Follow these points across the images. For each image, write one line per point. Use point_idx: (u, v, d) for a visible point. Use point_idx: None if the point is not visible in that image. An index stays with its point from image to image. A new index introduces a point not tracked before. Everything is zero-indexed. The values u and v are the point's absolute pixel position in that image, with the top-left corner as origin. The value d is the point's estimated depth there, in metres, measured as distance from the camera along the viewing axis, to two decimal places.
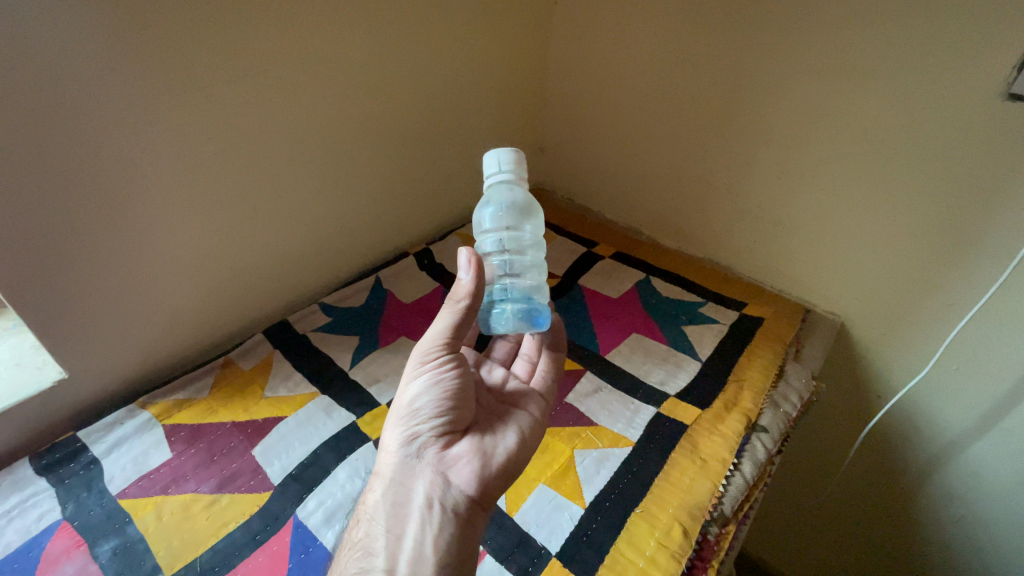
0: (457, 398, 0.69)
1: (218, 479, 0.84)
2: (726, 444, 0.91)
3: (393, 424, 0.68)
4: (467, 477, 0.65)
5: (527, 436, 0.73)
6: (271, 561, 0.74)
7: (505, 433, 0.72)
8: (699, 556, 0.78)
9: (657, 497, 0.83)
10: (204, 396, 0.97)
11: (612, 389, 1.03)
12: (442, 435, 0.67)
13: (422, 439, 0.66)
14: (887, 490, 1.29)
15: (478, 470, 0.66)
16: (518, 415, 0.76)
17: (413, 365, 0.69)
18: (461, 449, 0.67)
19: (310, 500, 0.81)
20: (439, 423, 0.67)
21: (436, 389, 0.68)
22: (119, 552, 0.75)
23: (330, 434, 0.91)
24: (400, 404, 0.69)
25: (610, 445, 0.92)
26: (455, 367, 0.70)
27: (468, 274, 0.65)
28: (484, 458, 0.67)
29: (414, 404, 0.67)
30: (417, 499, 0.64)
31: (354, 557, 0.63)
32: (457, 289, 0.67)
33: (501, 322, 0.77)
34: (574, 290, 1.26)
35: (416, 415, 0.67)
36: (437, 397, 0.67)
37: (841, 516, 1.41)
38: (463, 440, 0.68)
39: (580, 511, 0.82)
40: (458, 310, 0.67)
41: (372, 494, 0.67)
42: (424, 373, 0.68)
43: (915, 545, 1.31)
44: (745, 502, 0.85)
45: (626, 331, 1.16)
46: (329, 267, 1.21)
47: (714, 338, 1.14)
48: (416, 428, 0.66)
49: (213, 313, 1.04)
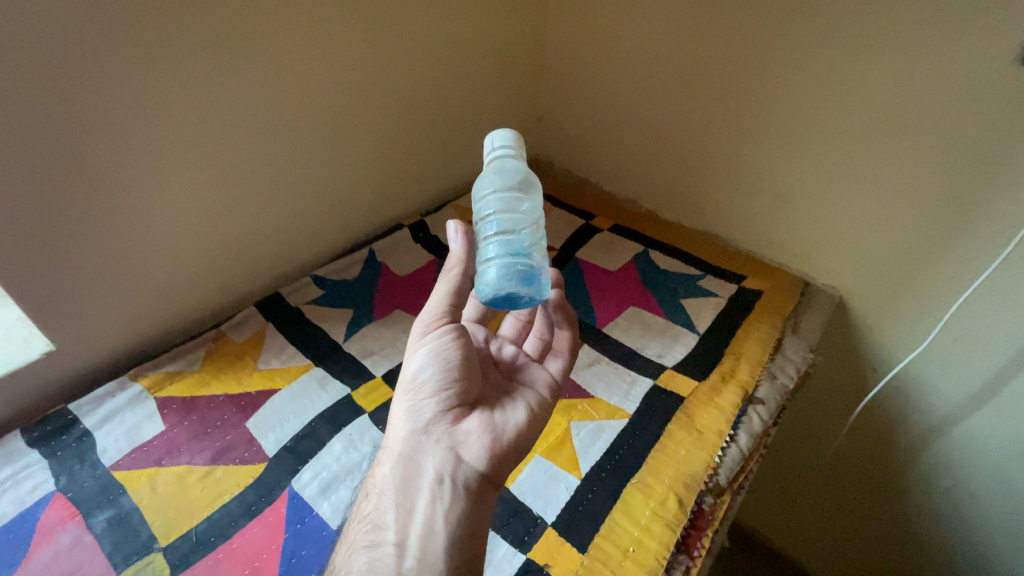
0: (463, 370, 0.67)
1: (212, 451, 0.83)
2: (723, 416, 0.90)
3: (400, 399, 0.67)
4: (477, 453, 0.64)
5: (536, 411, 0.72)
6: (268, 532, 0.74)
7: (514, 408, 0.70)
8: (695, 525, 0.78)
9: (653, 468, 0.83)
10: (196, 369, 0.96)
11: (609, 362, 1.02)
12: (452, 408, 0.66)
13: (428, 414, 0.65)
14: (882, 460, 1.30)
15: (488, 447, 0.65)
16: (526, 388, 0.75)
17: (414, 337, 0.68)
18: (471, 425, 0.65)
19: (305, 472, 0.81)
20: (445, 398, 0.66)
21: (440, 361, 0.66)
22: (115, 523, 0.74)
23: (325, 407, 0.90)
24: (404, 378, 0.68)
25: (606, 417, 0.91)
26: (458, 337, 0.69)
27: (456, 241, 0.66)
28: (494, 434, 0.66)
29: (418, 378, 0.66)
30: (427, 475, 0.63)
31: (364, 529, 0.64)
32: (449, 257, 0.68)
33: (488, 283, 0.67)
34: (573, 264, 1.24)
35: (422, 389, 0.66)
36: (441, 370, 0.66)
37: (841, 487, 1.41)
38: (473, 415, 0.67)
39: (576, 481, 0.82)
40: (451, 278, 0.68)
41: (382, 468, 0.66)
42: (427, 345, 0.67)
43: (906, 515, 1.32)
44: (741, 473, 0.85)
45: (623, 305, 1.14)
46: (322, 239, 1.18)
47: (712, 312, 1.13)
48: (421, 403, 0.65)
49: (203, 287, 1.02)
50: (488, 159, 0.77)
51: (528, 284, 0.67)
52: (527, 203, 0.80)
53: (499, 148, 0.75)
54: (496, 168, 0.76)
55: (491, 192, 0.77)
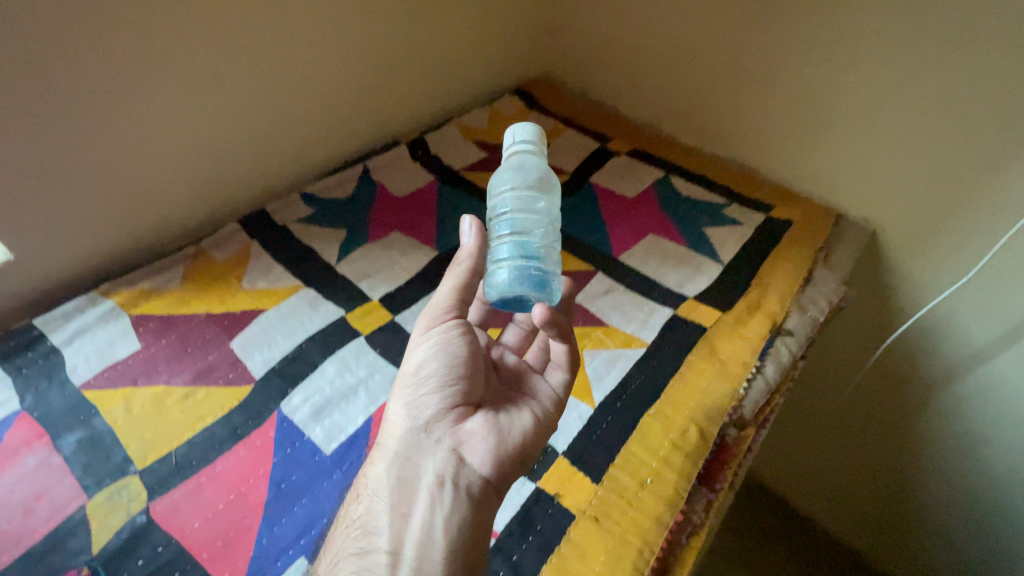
0: (468, 367, 0.61)
1: (192, 372, 0.76)
2: (748, 347, 0.84)
3: (399, 395, 0.61)
4: (482, 456, 0.57)
5: (546, 416, 0.65)
6: (254, 456, 0.67)
7: (523, 410, 0.63)
8: (716, 458, 0.73)
9: (673, 399, 0.77)
10: (175, 287, 0.87)
11: (626, 291, 0.93)
12: (456, 405, 0.59)
13: (430, 411, 0.59)
14: (901, 414, 1.23)
15: (493, 448, 0.58)
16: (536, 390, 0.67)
17: (417, 331, 0.63)
18: (475, 424, 0.59)
19: (295, 395, 0.74)
20: (449, 395, 0.59)
21: (446, 356, 0.60)
22: (87, 444, 0.68)
23: (316, 328, 0.82)
24: (405, 374, 0.62)
25: (622, 346, 0.84)
26: (464, 332, 0.62)
27: (469, 236, 0.61)
28: (500, 435, 0.59)
29: (420, 373, 0.60)
30: (425, 477, 0.56)
31: (352, 534, 0.55)
32: (459, 252, 0.62)
33: (496, 288, 0.60)
34: (587, 189, 1.14)
35: (424, 384, 0.59)
36: (445, 364, 0.60)
37: (873, 436, 1.31)
38: (478, 414, 0.60)
39: (590, 410, 0.75)
40: (460, 273, 0.62)
41: (374, 468, 0.59)
42: (430, 338, 0.61)
43: (922, 473, 1.25)
44: (766, 406, 0.79)
45: (642, 232, 1.04)
46: (312, 152, 1.07)
47: (737, 243, 1.04)
48: (423, 399, 0.59)
49: (181, 199, 0.92)
50: (507, 153, 0.65)
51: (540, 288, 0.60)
52: (549, 200, 0.71)
53: (517, 145, 0.64)
54: (514, 164, 0.66)
55: (509, 185, 0.69)
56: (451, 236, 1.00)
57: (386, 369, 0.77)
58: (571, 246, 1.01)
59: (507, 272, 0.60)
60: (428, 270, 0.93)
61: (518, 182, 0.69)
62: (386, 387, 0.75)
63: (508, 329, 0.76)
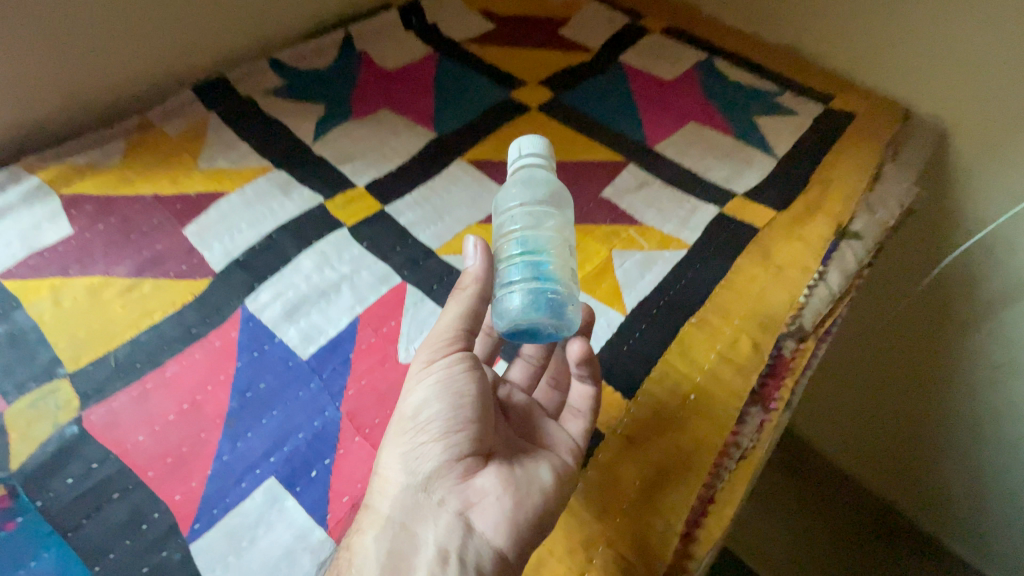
0: (480, 410, 0.46)
1: (136, 262, 0.62)
2: (808, 250, 0.70)
3: (389, 445, 0.45)
4: (498, 524, 0.43)
5: (571, 467, 0.50)
6: (213, 361, 0.54)
7: (545, 461, 0.49)
8: (772, 374, 0.59)
9: (721, 306, 0.64)
10: (117, 164, 0.71)
11: (663, 185, 0.78)
12: (463, 455, 0.45)
13: (430, 465, 0.44)
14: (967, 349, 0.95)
15: (512, 514, 0.43)
16: (557, 438, 0.53)
17: (415, 364, 0.47)
18: (488, 483, 0.45)
19: (263, 291, 0.60)
20: (456, 447, 0.44)
21: (450, 395, 0.45)
22: (6, 342, 0.55)
23: (289, 217, 0.67)
24: (397, 418, 0.46)
25: (659, 247, 0.70)
26: (475, 366, 0.47)
27: (473, 257, 0.49)
28: (520, 497, 0.45)
29: (418, 418, 0.45)
30: (424, 554, 0.41)
31: None
32: (463, 276, 0.49)
33: (506, 316, 0.48)
34: (615, 70, 0.95)
35: (424, 432, 0.44)
36: (452, 406, 0.45)
37: (946, 359, 0.99)
38: (491, 467, 0.45)
39: (621, 318, 0.62)
40: (465, 302, 0.48)
41: (352, 539, 0.42)
42: (433, 373, 0.46)
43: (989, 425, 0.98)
44: (828, 318, 0.66)
45: (680, 120, 0.87)
46: (281, 10, 0.87)
47: (792, 135, 0.88)
48: (422, 451, 0.44)
49: (115, 56, 0.74)
50: (512, 169, 0.56)
51: (558, 317, 0.48)
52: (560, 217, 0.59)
53: (526, 160, 0.55)
54: (521, 181, 0.56)
55: (517, 197, 0.56)
56: (453, 116, 0.82)
57: (376, 266, 0.64)
58: (597, 132, 0.84)
59: (524, 296, 0.48)
60: (424, 154, 0.76)
61: (526, 196, 0.56)
62: (375, 286, 0.62)
63: (512, 363, 0.59)
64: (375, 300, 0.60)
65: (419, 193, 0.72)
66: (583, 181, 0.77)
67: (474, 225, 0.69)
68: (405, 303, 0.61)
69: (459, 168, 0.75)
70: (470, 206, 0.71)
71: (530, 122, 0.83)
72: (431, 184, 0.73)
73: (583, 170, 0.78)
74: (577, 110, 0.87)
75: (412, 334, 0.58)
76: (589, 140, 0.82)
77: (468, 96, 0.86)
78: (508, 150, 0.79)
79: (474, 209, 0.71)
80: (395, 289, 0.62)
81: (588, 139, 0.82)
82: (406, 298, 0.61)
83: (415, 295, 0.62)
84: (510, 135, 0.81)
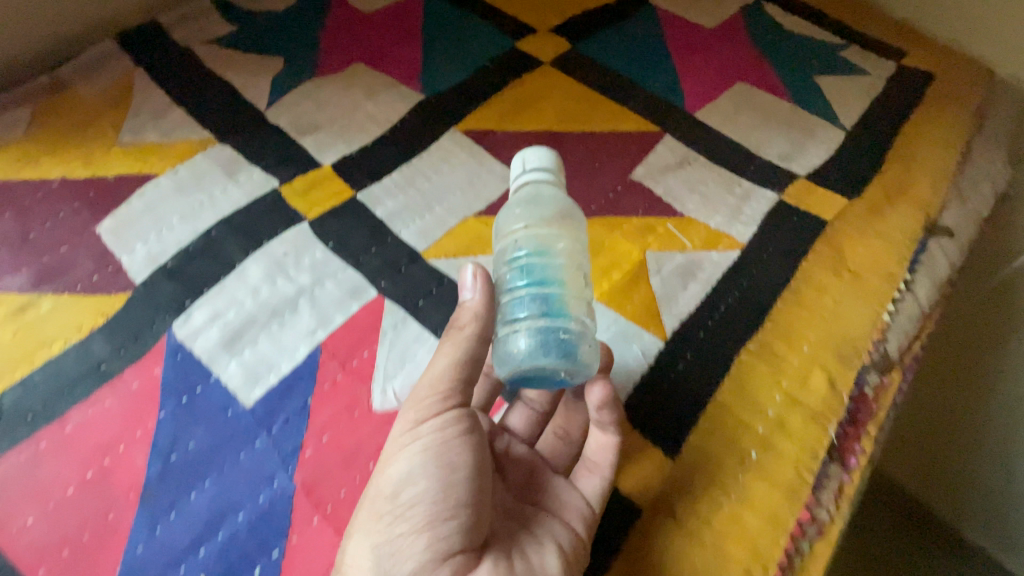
0: (477, 490, 0.37)
1: (34, 272, 0.47)
2: (891, 252, 0.56)
3: (359, 531, 0.35)
4: None
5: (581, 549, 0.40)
6: (129, 409, 0.42)
7: (550, 548, 0.39)
8: (853, 420, 0.47)
9: (786, 327, 0.50)
10: (14, 137, 0.55)
11: (707, 162, 0.62)
12: (452, 551, 0.35)
13: (410, 565, 0.34)
14: None
15: None
16: (565, 507, 0.43)
17: (399, 423, 0.38)
18: None
19: (196, 311, 0.46)
20: (443, 539, 0.35)
21: (440, 470, 0.36)
22: None
23: (233, 209, 0.52)
24: (371, 495, 0.37)
25: (704, 248, 0.55)
26: (474, 432, 0.38)
27: (472, 289, 0.39)
28: None
29: (397, 499, 0.35)
30: None
31: None
32: (458, 313, 0.39)
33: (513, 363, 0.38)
34: (645, 11, 0.76)
35: (403, 520, 0.34)
36: (442, 487, 0.36)
37: None
38: (487, 566, 0.36)
39: (659, 345, 0.49)
40: (462, 344, 0.38)
41: None
42: (420, 440, 0.37)
43: None
44: (916, 340, 0.53)
45: (728, 79, 0.70)
46: None
47: (862, 98, 0.71)
48: (400, 544, 0.34)
49: None
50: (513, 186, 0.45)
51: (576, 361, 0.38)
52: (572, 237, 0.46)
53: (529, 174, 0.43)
54: (523, 198, 0.44)
55: (521, 213, 0.43)
56: (445, 73, 0.66)
57: (345, 274, 0.49)
58: (624, 91, 0.67)
59: (529, 339, 0.38)
60: (407, 122, 0.60)
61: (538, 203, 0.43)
62: (343, 302, 0.48)
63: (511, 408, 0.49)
64: (343, 322, 0.47)
65: (402, 176, 0.57)
66: (608, 158, 0.61)
67: (471, 219, 0.55)
68: (382, 326, 0.47)
69: (452, 142, 0.60)
70: (466, 193, 0.57)
71: (540, 79, 0.66)
72: (416, 164, 0.58)
73: (607, 143, 0.62)
74: (599, 63, 0.69)
75: (391, 370, 0.45)
76: (614, 103, 0.65)
77: (462, 45, 0.69)
78: (514, 118, 0.63)
79: (471, 198, 0.56)
80: (370, 306, 0.48)
81: (613, 101, 0.66)
82: (384, 319, 0.48)
83: (396, 315, 0.48)
84: (515, 98, 0.64)
